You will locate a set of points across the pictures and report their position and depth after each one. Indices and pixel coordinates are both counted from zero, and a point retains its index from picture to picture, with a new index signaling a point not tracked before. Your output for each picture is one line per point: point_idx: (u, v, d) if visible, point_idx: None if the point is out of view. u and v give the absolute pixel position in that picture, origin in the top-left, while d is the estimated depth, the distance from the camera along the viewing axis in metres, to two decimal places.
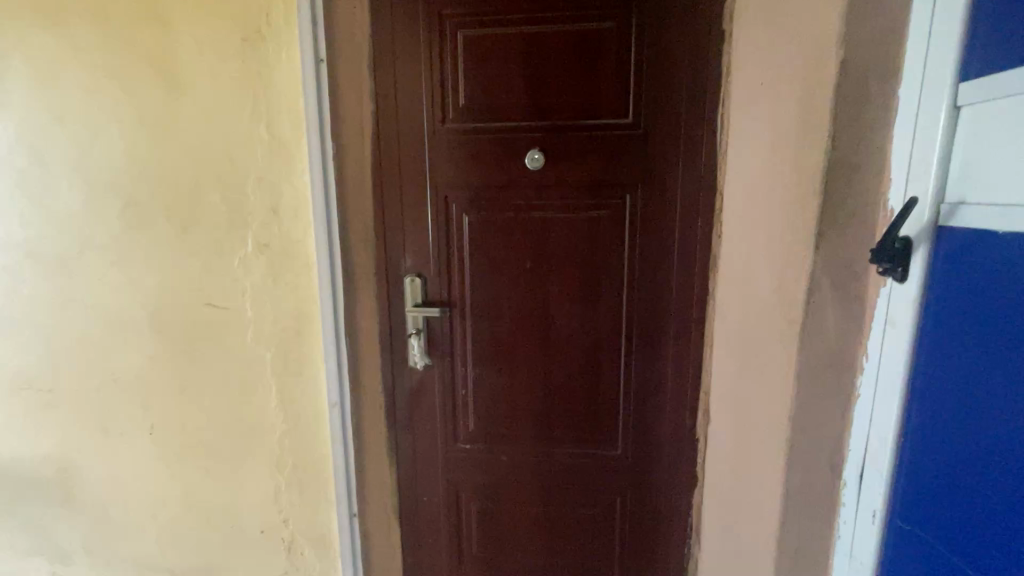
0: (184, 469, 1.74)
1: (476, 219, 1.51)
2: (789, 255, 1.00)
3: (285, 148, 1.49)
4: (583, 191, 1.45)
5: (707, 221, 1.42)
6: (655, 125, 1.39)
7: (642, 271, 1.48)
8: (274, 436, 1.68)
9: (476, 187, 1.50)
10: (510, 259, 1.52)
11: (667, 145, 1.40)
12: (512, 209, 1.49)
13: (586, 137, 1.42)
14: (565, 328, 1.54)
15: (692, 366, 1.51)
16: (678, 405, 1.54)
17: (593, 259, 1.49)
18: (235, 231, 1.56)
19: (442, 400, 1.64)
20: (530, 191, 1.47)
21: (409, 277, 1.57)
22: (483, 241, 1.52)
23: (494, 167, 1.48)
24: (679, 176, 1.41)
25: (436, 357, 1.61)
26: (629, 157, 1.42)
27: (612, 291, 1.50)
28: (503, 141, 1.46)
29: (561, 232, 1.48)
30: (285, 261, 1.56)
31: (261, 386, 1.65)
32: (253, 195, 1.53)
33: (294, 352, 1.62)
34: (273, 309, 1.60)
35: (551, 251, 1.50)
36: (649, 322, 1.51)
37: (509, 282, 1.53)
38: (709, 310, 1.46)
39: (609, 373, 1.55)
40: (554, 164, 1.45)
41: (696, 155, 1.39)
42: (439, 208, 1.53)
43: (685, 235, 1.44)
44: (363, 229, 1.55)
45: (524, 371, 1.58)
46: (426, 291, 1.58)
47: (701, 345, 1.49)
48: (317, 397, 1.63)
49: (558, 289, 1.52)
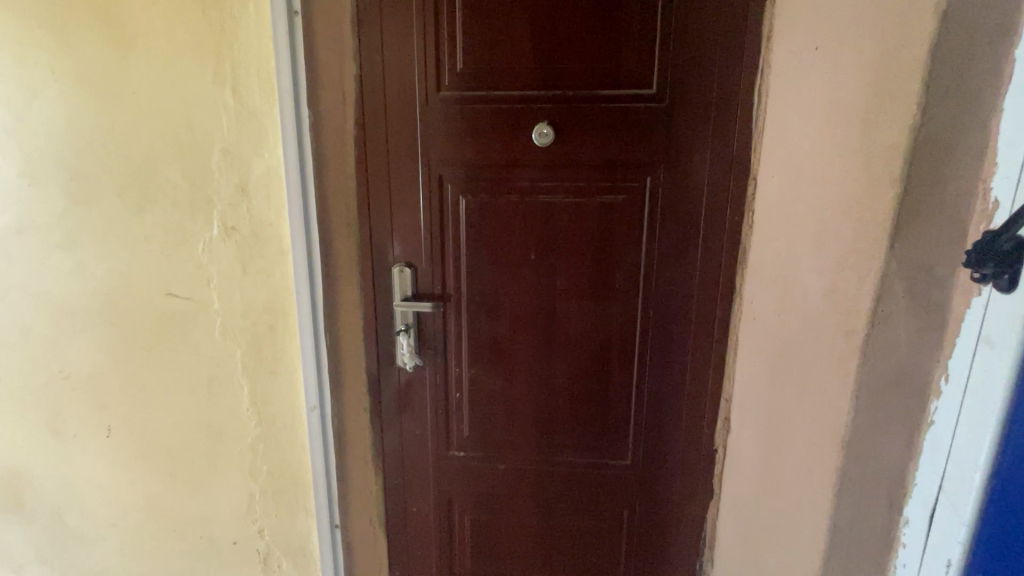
0: (146, 474, 1.57)
1: (474, 202, 1.33)
2: (854, 253, 0.85)
3: (254, 117, 1.30)
4: (597, 172, 1.28)
5: (737, 210, 1.26)
6: (683, 97, 1.21)
7: (660, 265, 1.31)
8: (247, 440, 1.51)
9: (474, 165, 1.31)
10: (512, 248, 1.34)
11: (694, 122, 1.22)
12: (515, 191, 1.31)
13: (603, 109, 1.24)
14: (572, 326, 1.38)
15: (713, 370, 1.36)
16: (695, 412, 1.40)
17: (606, 251, 1.32)
18: (198, 212, 1.37)
19: (434, 403, 1.47)
20: (535, 172, 1.29)
21: (397, 267, 1.38)
22: (482, 228, 1.34)
23: (496, 144, 1.29)
24: (707, 158, 1.24)
25: (427, 357, 1.44)
26: (651, 135, 1.24)
27: (625, 286, 1.34)
28: (507, 112, 1.27)
29: (571, 219, 1.31)
30: (256, 247, 1.38)
31: (232, 386, 1.48)
32: (219, 170, 1.34)
33: (267, 349, 1.44)
34: (244, 301, 1.42)
35: (558, 240, 1.32)
36: (666, 321, 1.35)
37: (510, 274, 1.36)
38: (734, 309, 1.31)
39: (620, 378, 1.40)
40: (563, 141, 1.27)
41: (727, 134, 1.22)
42: (432, 189, 1.34)
43: (712, 225, 1.27)
44: (346, 212, 1.37)
45: (524, 373, 1.42)
46: (417, 282, 1.40)
47: (724, 347, 1.34)
48: (293, 398, 1.47)
49: (566, 282, 1.35)
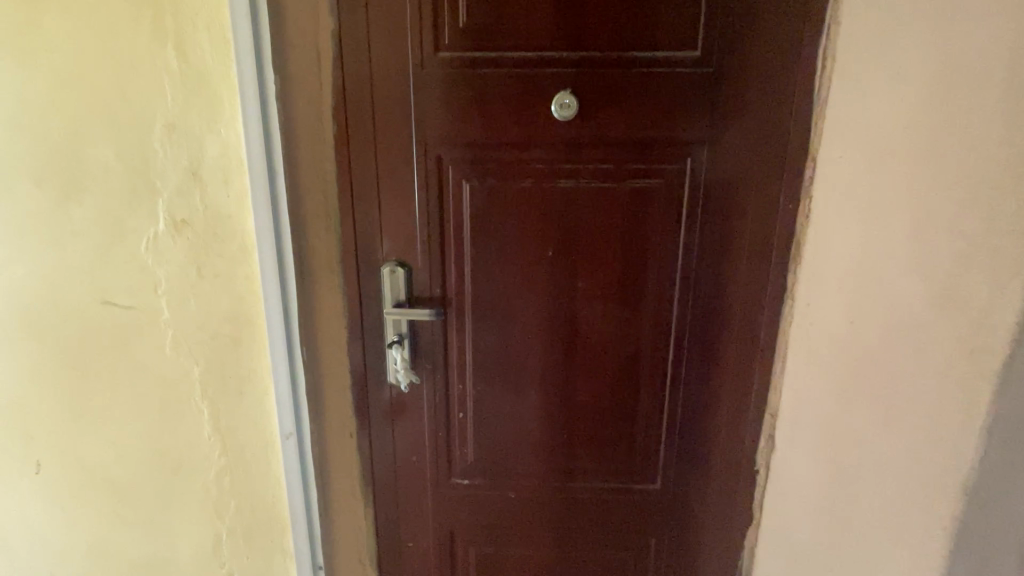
0: (87, 515, 1.32)
1: (479, 189, 1.11)
2: (989, 252, 0.67)
3: (205, 84, 1.04)
4: (627, 152, 1.07)
5: (791, 197, 1.07)
6: (731, 62, 1.02)
7: (700, 262, 1.12)
8: (210, 472, 1.28)
9: (479, 144, 1.08)
10: (526, 244, 1.13)
11: (743, 92, 1.03)
12: (530, 174, 1.09)
13: (636, 76, 1.03)
14: (596, 334, 1.18)
15: (757, 382, 1.18)
16: (734, 429, 1.22)
17: (637, 246, 1.12)
18: (139, 203, 1.12)
19: (433, 426, 1.26)
20: (554, 151, 1.08)
21: (388, 268, 1.15)
22: (490, 220, 1.12)
23: (506, 117, 1.06)
24: (758, 136, 1.05)
25: (425, 373, 1.22)
26: (693, 107, 1.04)
27: (658, 287, 1.14)
28: (521, 78, 1.05)
29: (597, 209, 1.10)
30: (214, 245, 1.13)
31: (190, 409, 1.25)
32: (163, 150, 1.08)
33: (232, 367, 1.21)
34: (201, 311, 1.18)
35: (581, 233, 1.12)
36: (703, 328, 1.16)
37: (524, 273, 1.15)
38: (783, 312, 1.14)
39: (649, 392, 1.21)
40: (588, 114, 1.05)
41: (781, 106, 1.03)
42: (428, 172, 1.11)
43: (760, 215, 1.09)
44: (323, 202, 1.13)
45: (538, 390, 1.22)
46: (411, 285, 1.17)
47: (770, 356, 1.16)
48: (264, 423, 1.24)
49: (589, 283, 1.15)
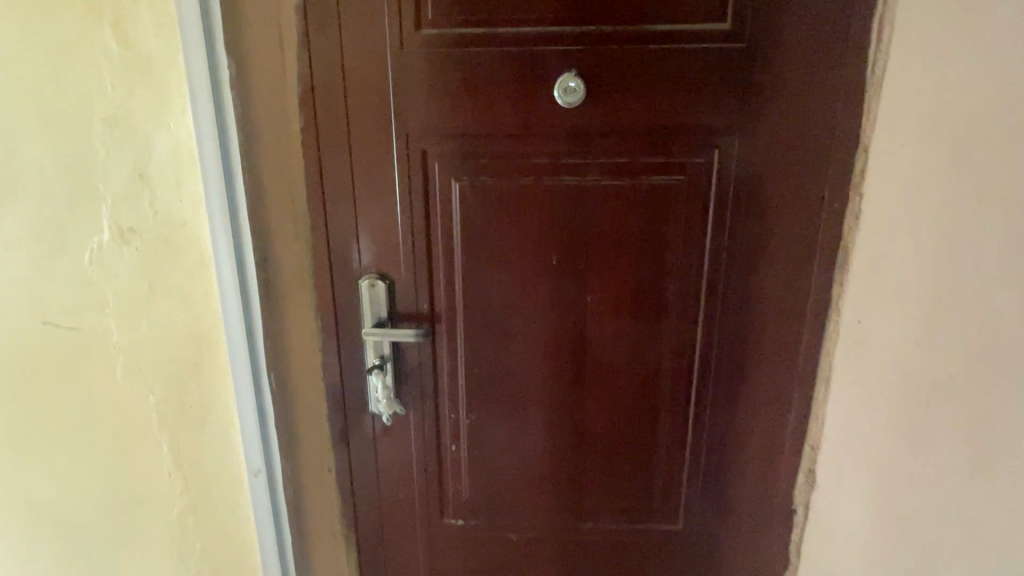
0: (34, 562, 1.17)
1: (472, 189, 0.95)
2: None
3: (149, 69, 0.89)
4: (643, 145, 0.91)
5: (837, 194, 0.91)
6: (767, 35, 0.86)
7: (729, 272, 0.96)
8: (170, 513, 1.13)
9: (471, 135, 0.93)
10: (526, 252, 0.97)
11: (781, 70, 0.87)
12: (529, 172, 0.94)
13: (653, 55, 0.87)
14: (608, 355, 1.02)
15: (795, 409, 1.02)
16: (768, 463, 1.06)
17: (656, 253, 0.96)
18: (79, 208, 0.97)
19: (422, 460, 1.10)
20: (558, 143, 0.92)
21: (367, 281, 1.00)
22: (485, 225, 0.97)
23: (502, 104, 0.91)
24: (798, 122, 0.89)
25: (411, 400, 1.06)
26: (722, 88, 0.88)
27: (679, 300, 0.98)
28: (518, 59, 0.89)
29: (608, 211, 0.94)
30: (166, 257, 0.98)
31: (145, 443, 1.09)
32: (104, 148, 0.93)
33: (191, 395, 1.06)
34: (154, 332, 1.03)
35: (590, 240, 0.96)
36: (733, 347, 1.00)
37: (524, 286, 0.99)
38: (826, 329, 0.97)
39: (670, 421, 1.05)
40: (598, 98, 0.90)
41: (827, 86, 0.87)
42: (412, 170, 0.95)
43: (799, 216, 0.93)
44: (292, 207, 0.98)
45: (542, 419, 1.06)
46: (394, 301, 1.02)
47: (811, 380, 1.00)
48: (229, 459, 1.09)
49: (600, 297, 0.99)
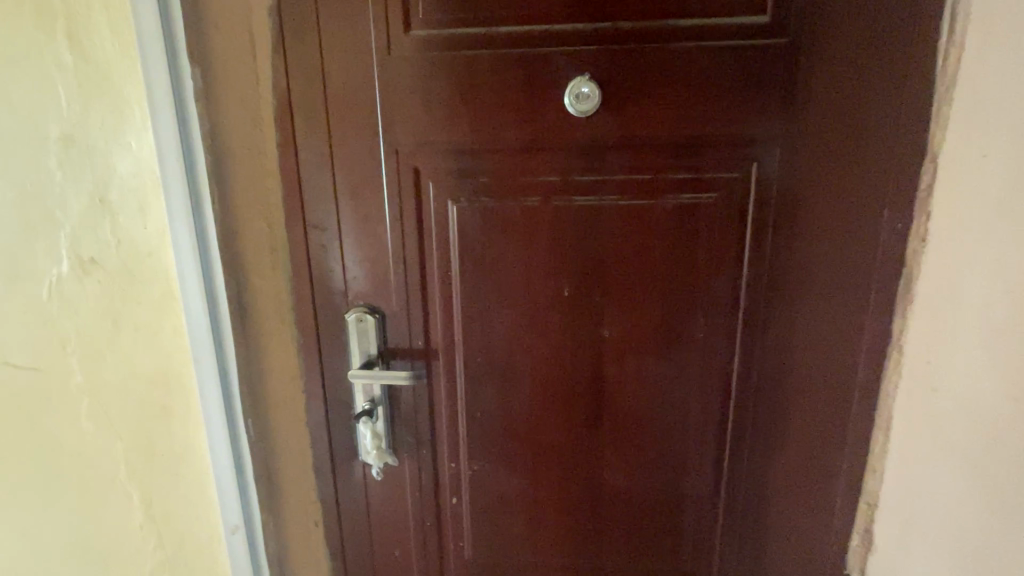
0: None
1: (471, 211, 0.83)
2: None
3: (107, 83, 0.80)
4: (668, 158, 0.79)
5: (898, 213, 0.77)
6: (815, 29, 0.73)
7: (770, 303, 0.83)
8: (143, 570, 1.02)
9: (469, 151, 0.81)
10: (534, 282, 0.85)
11: (831, 71, 0.74)
12: (537, 191, 0.82)
13: (679, 54, 0.75)
14: (629, 398, 0.89)
15: (848, 461, 0.88)
16: (817, 521, 0.91)
17: (683, 283, 0.83)
18: (35, 237, 0.87)
19: (419, 514, 0.98)
20: (569, 159, 0.80)
21: (354, 315, 0.88)
22: (487, 251, 0.85)
23: (505, 115, 0.79)
24: (852, 131, 0.76)
25: (407, 447, 0.94)
26: (761, 93, 0.75)
27: (709, 336, 0.85)
28: (522, 62, 0.77)
29: (627, 235, 0.82)
30: (131, 291, 0.88)
31: (113, 493, 0.99)
32: (61, 170, 0.84)
33: (162, 443, 0.95)
34: (120, 374, 0.92)
35: (607, 268, 0.84)
36: (773, 389, 0.87)
37: (532, 321, 0.87)
38: (885, 369, 0.83)
39: (701, 472, 0.92)
40: (615, 107, 0.78)
41: (887, 88, 0.74)
42: (403, 190, 0.84)
43: (854, 238, 0.79)
44: (270, 233, 0.87)
45: (554, 470, 0.94)
46: (385, 337, 0.90)
47: (868, 428, 0.86)
48: (205, 512, 0.97)
49: (619, 332, 0.86)
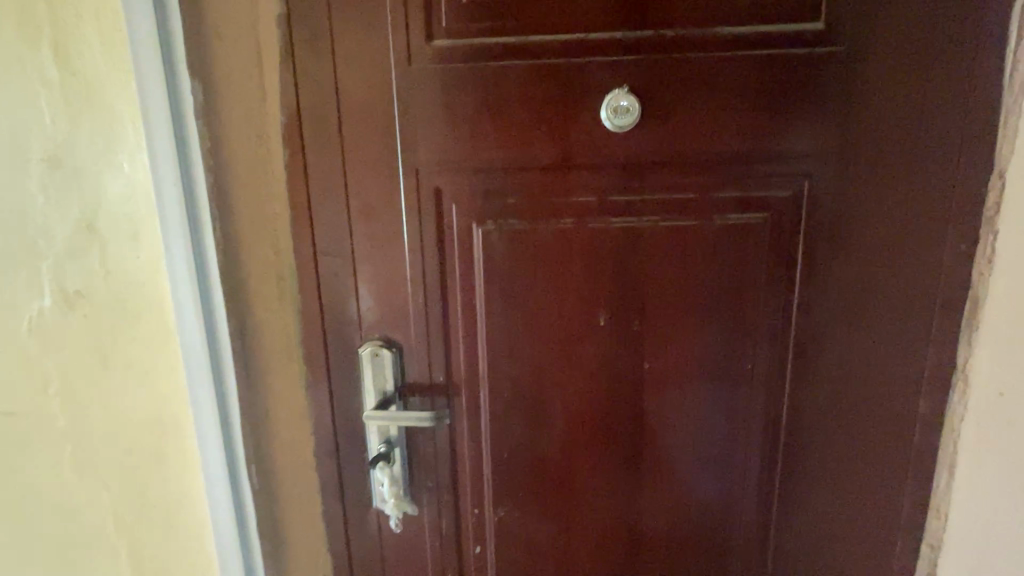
0: None
1: (497, 235, 0.76)
2: None
3: (96, 98, 0.72)
4: (714, 176, 0.73)
5: (963, 232, 0.71)
6: (873, 35, 0.68)
7: (823, 331, 0.77)
8: None
9: (496, 169, 0.75)
10: (567, 312, 0.78)
11: (890, 81, 0.69)
12: (571, 212, 0.75)
13: (726, 64, 0.70)
14: (671, 436, 0.82)
15: (909, 501, 0.80)
16: (876, 567, 0.84)
17: (730, 310, 0.77)
18: (15, 269, 0.78)
19: (440, 565, 0.89)
20: (606, 177, 0.74)
21: (369, 349, 0.81)
22: (516, 278, 0.78)
23: (536, 130, 0.73)
24: (912, 145, 0.70)
25: (426, 492, 0.86)
26: (814, 104, 0.70)
27: (757, 367, 0.79)
28: (556, 74, 0.71)
29: (669, 259, 0.76)
30: (122, 325, 0.80)
31: (100, 548, 0.89)
32: (44, 195, 0.76)
33: (154, 492, 0.86)
34: (108, 417, 0.83)
35: (647, 296, 0.77)
36: (826, 422, 0.80)
37: (565, 353, 0.80)
38: (950, 403, 0.76)
39: (747, 514, 0.85)
40: (656, 120, 0.72)
41: (950, 98, 0.68)
42: (424, 213, 0.77)
43: (915, 261, 0.73)
44: (277, 262, 0.79)
45: (589, 515, 0.86)
46: (403, 372, 0.83)
47: (929, 464, 0.79)
48: (203, 568, 0.88)
49: (660, 364, 0.80)
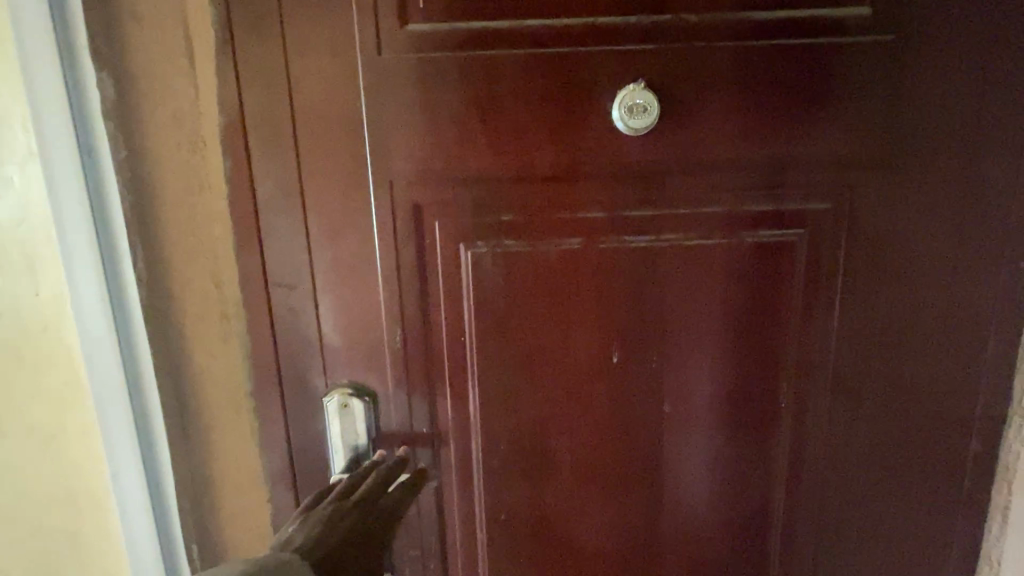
0: None
1: (490, 259, 0.64)
2: None
3: None
4: (744, 187, 0.62)
5: (1016, 250, 0.63)
6: (925, 24, 0.58)
7: (867, 362, 0.67)
8: None
9: (488, 181, 0.62)
10: (575, 348, 0.67)
11: (942, 76, 0.60)
12: (578, 230, 0.63)
13: (757, 56, 0.59)
14: (695, 487, 0.71)
15: (954, 547, 0.72)
16: None
17: (762, 341, 0.67)
18: None
19: None
20: (619, 190, 0.62)
21: (337, 400, 0.67)
22: (514, 310, 0.65)
23: (535, 134, 0.61)
24: (964, 152, 0.61)
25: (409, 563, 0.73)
26: (858, 104, 0.60)
27: (794, 404, 0.68)
28: (558, 67, 0.59)
29: (693, 285, 0.65)
30: (19, 376, 0.64)
31: None
32: None
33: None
34: (6, 489, 0.67)
35: (668, 328, 0.66)
36: (868, 464, 0.70)
37: (574, 397, 0.68)
38: (1004, 438, 0.68)
39: (782, 566, 0.74)
40: (678, 122, 0.61)
41: (1006, 99, 0.60)
42: (401, 235, 0.64)
43: (966, 282, 0.64)
44: (218, 296, 0.64)
45: None
46: (378, 425, 0.69)
47: (978, 507, 0.71)
48: None
49: (682, 405, 0.69)
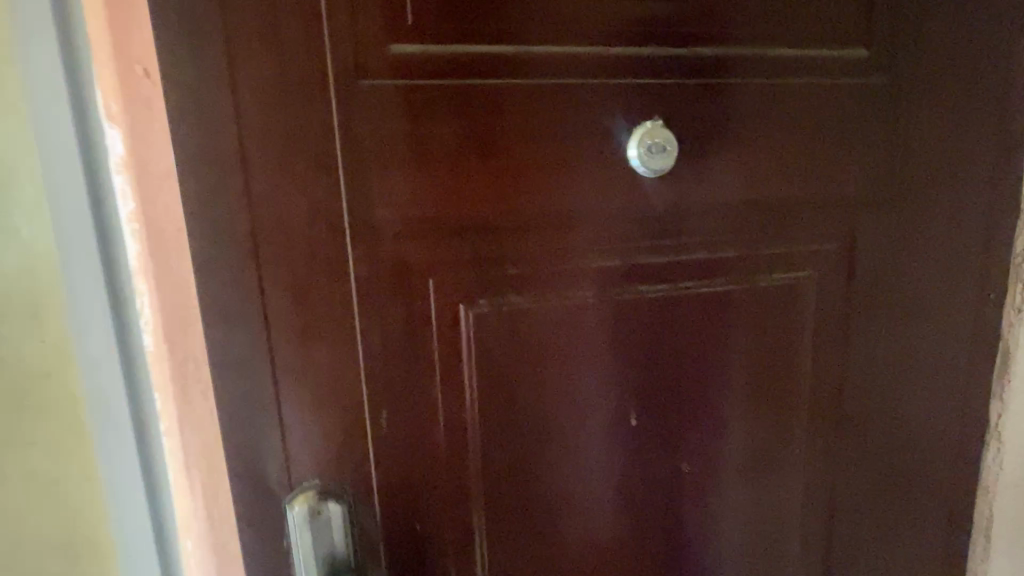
0: None
1: (493, 318, 0.55)
2: None
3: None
4: (755, 228, 0.59)
5: (992, 283, 0.66)
6: (907, 71, 0.60)
7: (865, 397, 0.67)
8: None
9: (491, 227, 0.53)
10: (588, 411, 0.59)
11: (923, 121, 0.61)
12: (590, 280, 0.57)
13: (765, 95, 0.57)
14: (712, 544, 0.66)
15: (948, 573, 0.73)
16: None
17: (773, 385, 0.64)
18: None
19: None
20: (633, 234, 0.57)
21: (304, 509, 0.51)
22: (521, 375, 0.56)
23: (543, 174, 0.53)
24: (947, 192, 0.63)
25: None
26: (855, 145, 0.60)
27: (803, 446, 0.67)
28: (567, 99, 0.52)
29: (707, 333, 0.61)
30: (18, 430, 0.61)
31: None
32: None
33: None
34: None
35: (684, 380, 0.61)
36: (868, 497, 0.70)
37: (587, 465, 0.60)
38: (982, 461, 0.71)
39: None
40: (694, 162, 0.56)
41: (979, 142, 0.62)
42: (384, 296, 0.52)
43: (953, 316, 0.66)
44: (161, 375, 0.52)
45: None
46: (358, 531, 0.55)
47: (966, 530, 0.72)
48: None
49: (699, 461, 0.63)
